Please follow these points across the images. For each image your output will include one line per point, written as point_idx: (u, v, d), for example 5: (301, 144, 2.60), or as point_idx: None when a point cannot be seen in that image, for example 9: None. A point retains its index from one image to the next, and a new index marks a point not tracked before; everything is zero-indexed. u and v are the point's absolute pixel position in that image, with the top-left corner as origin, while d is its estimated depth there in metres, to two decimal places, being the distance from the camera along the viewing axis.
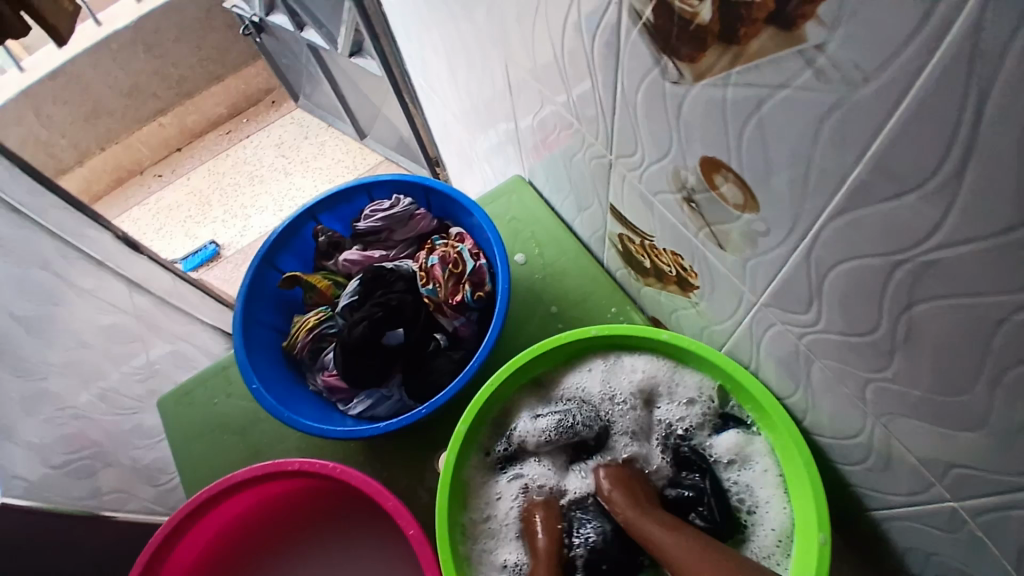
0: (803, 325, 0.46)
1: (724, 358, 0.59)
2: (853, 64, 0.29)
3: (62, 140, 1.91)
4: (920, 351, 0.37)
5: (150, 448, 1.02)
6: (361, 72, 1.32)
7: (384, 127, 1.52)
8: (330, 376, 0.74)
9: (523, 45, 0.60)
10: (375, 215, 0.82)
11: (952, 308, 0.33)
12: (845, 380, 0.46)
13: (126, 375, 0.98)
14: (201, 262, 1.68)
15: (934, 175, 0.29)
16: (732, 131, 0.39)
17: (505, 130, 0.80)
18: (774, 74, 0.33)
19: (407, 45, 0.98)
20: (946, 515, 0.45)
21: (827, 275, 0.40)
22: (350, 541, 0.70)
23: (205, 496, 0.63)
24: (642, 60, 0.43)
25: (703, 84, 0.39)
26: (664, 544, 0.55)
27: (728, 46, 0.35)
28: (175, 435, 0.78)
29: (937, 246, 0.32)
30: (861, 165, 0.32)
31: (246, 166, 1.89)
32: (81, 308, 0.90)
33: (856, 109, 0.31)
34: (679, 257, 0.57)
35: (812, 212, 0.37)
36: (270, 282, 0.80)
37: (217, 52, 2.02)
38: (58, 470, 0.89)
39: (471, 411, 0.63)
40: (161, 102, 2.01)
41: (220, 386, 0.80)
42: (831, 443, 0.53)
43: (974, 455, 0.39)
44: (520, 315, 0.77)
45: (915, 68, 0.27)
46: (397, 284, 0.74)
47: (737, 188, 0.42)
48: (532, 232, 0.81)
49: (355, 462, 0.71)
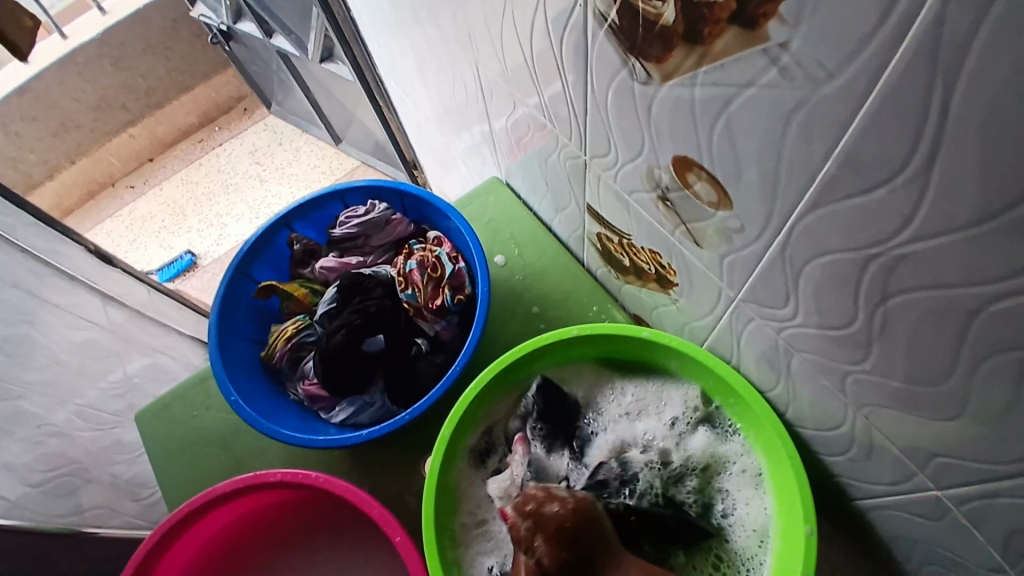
0: (781, 320, 0.46)
1: (705, 353, 0.59)
2: (816, 61, 0.29)
3: (31, 154, 1.87)
4: (896, 342, 0.37)
5: (132, 462, 0.99)
6: (332, 78, 1.31)
7: (359, 130, 1.50)
8: (312, 386, 0.73)
9: (492, 49, 0.59)
10: (351, 221, 0.81)
11: (927, 300, 0.33)
12: (824, 372, 0.46)
13: (104, 393, 0.96)
14: (176, 274, 1.65)
15: (903, 168, 0.29)
16: (702, 130, 0.39)
17: (479, 132, 0.80)
18: (739, 73, 0.33)
19: (378, 49, 0.97)
20: (931, 503, 0.45)
21: (802, 269, 0.40)
22: (339, 550, 0.70)
23: (187, 511, 0.62)
24: (610, 61, 0.43)
25: (671, 85, 0.39)
26: None
27: (693, 46, 0.35)
28: (155, 452, 0.76)
29: (909, 239, 0.32)
30: (831, 161, 0.32)
31: (221, 173, 1.86)
32: (55, 326, 0.89)
33: (822, 105, 0.31)
34: (657, 256, 0.57)
35: (784, 208, 0.37)
36: (246, 293, 0.79)
37: (186, 60, 1.98)
38: (37, 489, 0.90)
39: (455, 417, 0.62)
40: (130, 114, 1.98)
41: (199, 400, 0.79)
42: (814, 434, 0.54)
43: (952, 442, 0.39)
44: (502, 317, 0.76)
45: (878, 63, 0.27)
46: (375, 290, 0.75)
47: (710, 186, 0.42)
48: (512, 232, 0.81)
49: (341, 471, 0.70)
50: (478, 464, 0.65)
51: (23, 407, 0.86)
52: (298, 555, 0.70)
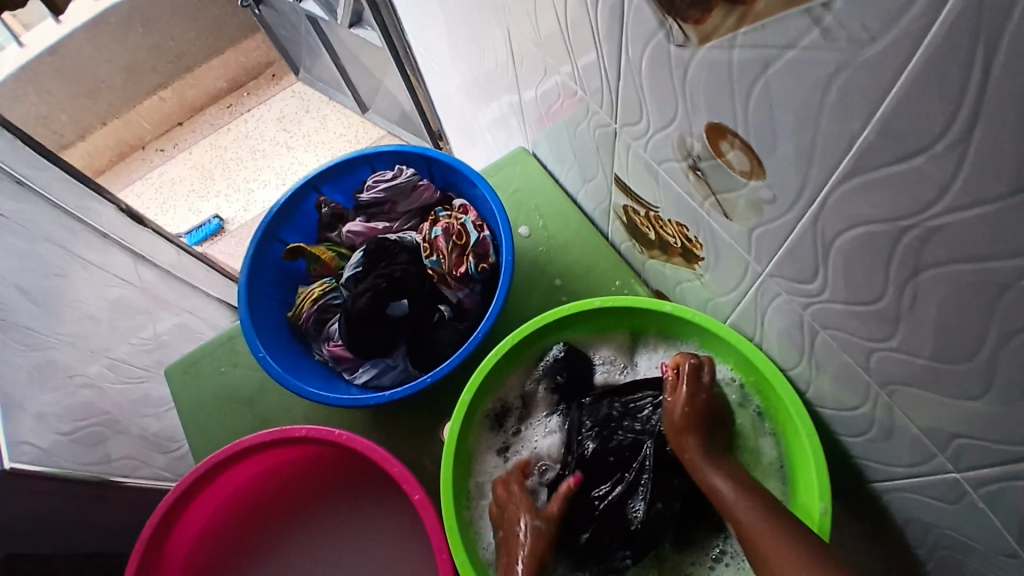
0: (808, 295, 0.46)
1: (728, 329, 0.59)
2: (860, 23, 0.28)
3: (63, 115, 1.90)
4: (924, 318, 0.37)
5: (160, 417, 1.02)
6: (361, 44, 1.30)
7: (386, 99, 1.50)
8: (335, 346, 0.75)
9: (524, 13, 0.59)
10: (377, 186, 0.81)
11: (958, 276, 0.33)
12: (849, 350, 0.46)
13: (134, 346, 0.99)
14: (205, 237, 1.68)
15: (942, 136, 0.29)
16: (739, 95, 0.38)
17: (508, 101, 0.79)
18: (778, 34, 0.33)
19: (408, 14, 0.96)
20: (948, 486, 0.45)
21: (833, 241, 0.39)
22: (359, 507, 0.72)
23: (214, 462, 0.64)
24: (646, 24, 0.42)
25: (708, 47, 0.38)
26: (728, 496, 0.53)
27: (734, 6, 0.34)
28: (183, 404, 0.79)
29: (945, 211, 0.31)
30: (868, 129, 0.32)
31: (249, 140, 1.88)
32: (89, 283, 0.92)
33: (863, 69, 0.30)
34: (684, 229, 0.56)
35: (819, 177, 0.37)
36: (273, 254, 0.80)
37: (216, 24, 1.99)
38: (67, 437, 0.85)
39: (475, 381, 0.63)
40: (160, 77, 1.99)
41: (227, 356, 0.81)
42: (833, 414, 0.53)
43: (976, 424, 0.39)
44: (524, 287, 0.77)
45: (923, 25, 0.26)
46: (400, 255, 0.75)
47: (743, 154, 0.41)
48: (536, 204, 0.81)
49: (360, 431, 0.72)
50: (496, 426, 0.66)
51: (56, 356, 0.86)
52: (321, 504, 0.73)
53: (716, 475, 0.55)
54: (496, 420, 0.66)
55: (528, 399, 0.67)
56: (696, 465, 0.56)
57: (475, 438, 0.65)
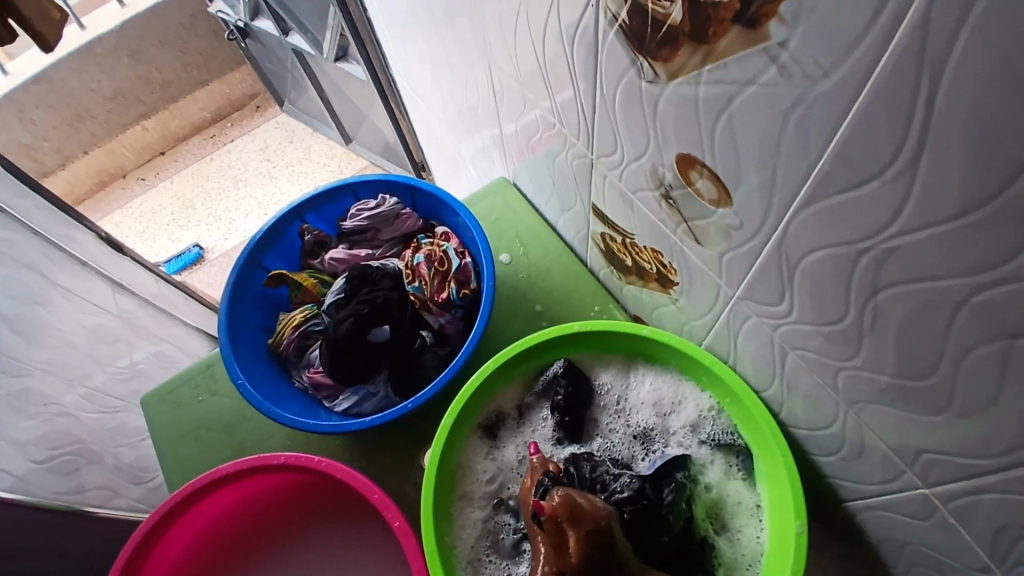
0: (777, 317, 0.47)
1: (703, 351, 0.60)
2: (813, 60, 0.31)
3: (44, 142, 1.89)
4: (886, 337, 0.39)
5: (135, 447, 1.00)
6: (346, 77, 1.33)
7: (370, 131, 1.53)
8: (316, 373, 0.75)
9: (505, 51, 0.61)
10: (361, 214, 0.83)
11: (914, 294, 0.35)
12: (818, 370, 0.47)
13: (110, 375, 0.98)
14: (184, 265, 1.67)
15: (892, 163, 0.31)
16: (705, 127, 0.40)
17: (489, 134, 0.82)
18: (740, 71, 0.35)
19: (392, 50, 0.99)
20: (919, 502, 0.46)
21: (798, 264, 0.41)
22: (340, 541, 0.71)
23: (192, 490, 0.63)
24: (619, 62, 0.44)
25: (676, 83, 0.40)
26: None
27: (698, 45, 0.36)
28: (158, 434, 0.77)
29: (899, 232, 0.33)
30: (825, 158, 0.34)
31: (231, 170, 1.89)
32: (68, 311, 0.91)
33: (817, 102, 0.32)
34: (659, 255, 0.58)
35: (782, 205, 0.39)
36: (255, 281, 0.81)
37: (202, 56, 2.02)
38: (43, 466, 0.86)
39: (457, 406, 0.63)
40: (144, 106, 2.00)
41: (205, 384, 0.80)
42: (807, 434, 0.55)
43: (937, 437, 0.41)
44: (506, 313, 0.78)
45: (869, 62, 0.29)
46: (383, 282, 0.76)
47: (711, 184, 0.44)
48: (517, 232, 0.82)
49: (340, 459, 0.71)
50: (490, 432, 0.67)
51: (33, 385, 0.85)
52: (302, 534, 0.71)
53: None
54: (491, 429, 0.67)
55: (524, 410, 0.68)
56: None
57: (459, 460, 0.65)
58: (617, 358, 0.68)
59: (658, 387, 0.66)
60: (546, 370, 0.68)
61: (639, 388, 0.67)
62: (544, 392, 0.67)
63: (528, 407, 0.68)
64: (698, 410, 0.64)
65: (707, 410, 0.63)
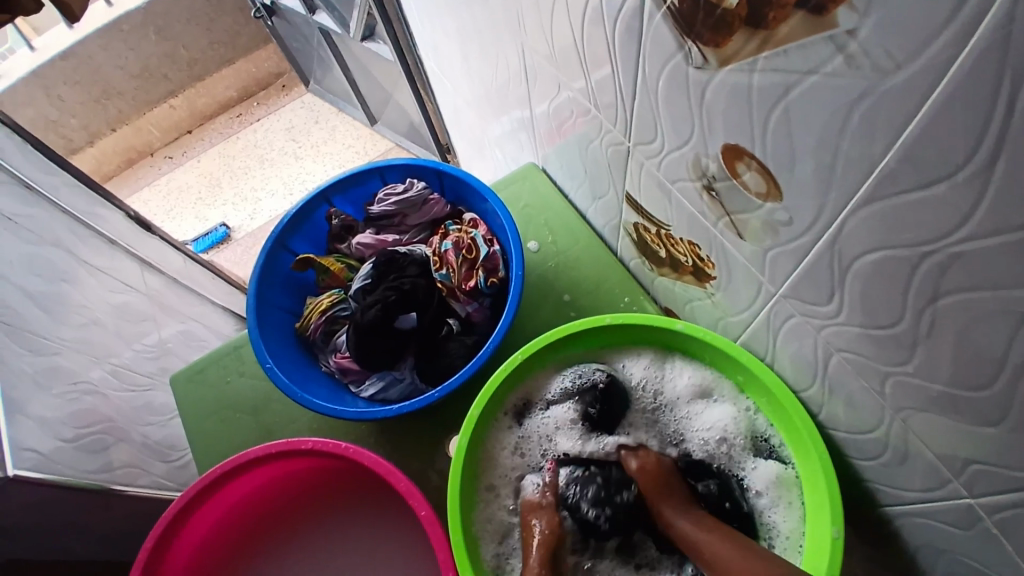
0: (822, 317, 0.46)
1: (739, 348, 0.59)
2: (884, 52, 0.29)
3: (73, 119, 1.91)
4: (941, 344, 0.37)
5: (163, 425, 1.02)
6: (372, 57, 1.31)
7: (396, 112, 1.51)
8: (342, 358, 0.75)
9: (540, 30, 0.59)
10: (388, 199, 0.82)
11: (978, 302, 0.33)
12: (863, 373, 0.45)
13: (137, 353, 0.99)
14: (211, 244, 1.68)
15: (964, 166, 0.29)
16: (758, 118, 0.38)
17: (519, 116, 0.80)
18: (802, 60, 0.33)
19: (421, 29, 0.97)
20: (963, 511, 0.44)
21: (850, 265, 0.39)
22: (364, 525, 0.71)
23: (222, 471, 0.64)
24: (665, 46, 0.42)
25: (728, 70, 0.38)
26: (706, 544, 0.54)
27: (756, 30, 0.34)
28: (186, 413, 0.78)
29: (966, 238, 0.31)
30: (890, 155, 0.32)
31: (257, 149, 1.89)
32: (93, 287, 0.93)
33: (886, 97, 0.30)
34: (696, 248, 0.56)
35: (838, 202, 0.37)
36: (283, 264, 0.80)
37: (228, 34, 2.01)
38: (70, 443, 0.84)
39: (484, 397, 0.63)
40: (171, 84, 2.01)
41: (233, 365, 0.81)
42: (846, 437, 0.53)
43: (991, 450, 0.39)
44: (534, 301, 0.76)
45: (947, 56, 0.26)
46: (410, 268, 0.75)
47: (760, 177, 0.42)
48: (546, 219, 0.81)
49: (365, 443, 0.72)
50: (517, 424, 0.67)
51: (61, 362, 0.85)
52: (326, 516, 0.72)
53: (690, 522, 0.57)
54: (519, 420, 0.67)
55: (551, 404, 0.67)
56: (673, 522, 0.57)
57: (485, 451, 0.65)
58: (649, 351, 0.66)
59: (692, 385, 0.64)
60: (578, 366, 0.67)
61: (674, 382, 0.65)
62: (574, 390, 0.66)
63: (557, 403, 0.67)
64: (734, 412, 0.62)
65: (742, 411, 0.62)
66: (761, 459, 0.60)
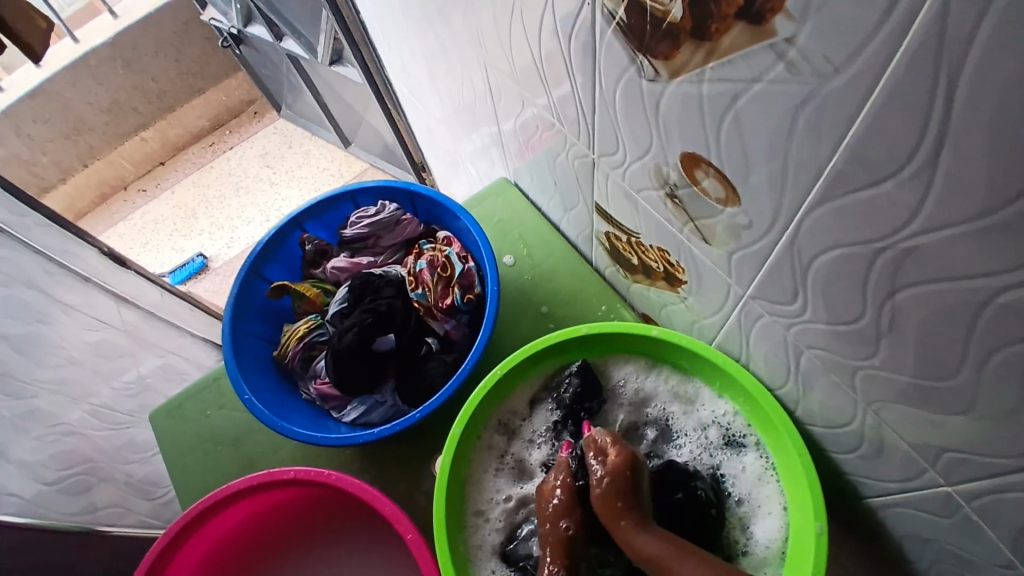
0: (790, 317, 0.46)
1: (714, 351, 0.59)
2: (824, 56, 0.29)
3: (44, 157, 1.89)
4: (904, 337, 0.38)
5: (145, 462, 1.00)
6: (342, 80, 1.32)
7: (368, 133, 1.51)
8: (322, 384, 0.74)
9: (500, 48, 0.60)
10: (361, 221, 0.82)
11: (933, 293, 0.33)
12: (833, 370, 0.46)
13: (116, 391, 0.97)
14: (188, 275, 1.67)
15: (909, 162, 0.30)
16: (711, 126, 0.39)
17: (487, 133, 0.81)
18: (746, 68, 0.34)
19: (387, 51, 0.98)
20: (941, 499, 0.45)
21: (810, 264, 0.40)
22: (354, 551, 0.70)
23: (203, 507, 0.63)
24: (618, 60, 0.43)
25: (679, 81, 0.39)
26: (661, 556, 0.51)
27: (701, 42, 0.35)
28: (166, 450, 0.77)
29: (918, 231, 0.32)
30: (838, 156, 0.33)
31: (232, 177, 1.88)
32: (69, 327, 0.90)
33: (829, 99, 0.31)
34: (666, 254, 0.57)
35: (793, 204, 0.38)
36: (258, 292, 0.80)
37: (198, 64, 2.01)
38: (52, 487, 0.88)
39: (466, 414, 0.63)
40: (141, 117, 2.00)
41: (212, 398, 0.80)
42: (823, 432, 0.53)
43: (962, 439, 0.39)
44: (512, 316, 0.77)
45: (885, 56, 0.27)
46: (386, 290, 0.75)
47: (718, 183, 0.42)
48: (521, 233, 0.81)
49: (350, 469, 0.71)
50: (500, 441, 0.66)
51: (39, 405, 0.86)
52: (315, 545, 0.71)
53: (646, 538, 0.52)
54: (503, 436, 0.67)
55: (534, 412, 0.67)
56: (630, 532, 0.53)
57: (470, 468, 0.64)
58: (632, 357, 0.67)
59: (675, 389, 0.65)
60: (557, 371, 0.67)
61: (655, 383, 0.66)
62: (555, 389, 0.67)
63: (537, 403, 0.67)
64: (710, 408, 0.63)
65: (720, 415, 0.62)
66: (741, 459, 0.60)
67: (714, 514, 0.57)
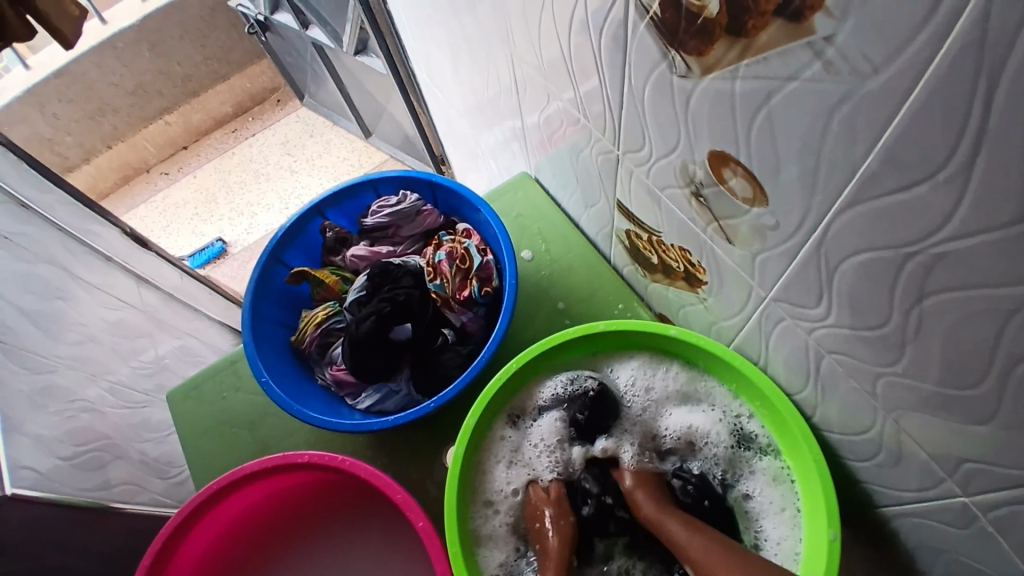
0: (812, 320, 0.46)
1: (732, 353, 0.59)
2: (862, 55, 0.29)
3: (69, 137, 1.92)
4: (930, 345, 0.37)
5: (160, 441, 1.02)
6: (365, 70, 1.32)
7: (390, 124, 1.52)
8: (338, 371, 0.75)
9: (528, 41, 0.60)
10: (381, 211, 0.82)
11: (962, 302, 0.33)
12: (854, 375, 0.46)
13: (134, 369, 0.99)
14: (207, 259, 1.69)
15: (944, 166, 0.29)
16: (741, 123, 0.39)
17: (510, 127, 0.81)
18: (782, 66, 0.33)
19: (412, 42, 0.98)
20: (957, 511, 0.45)
21: (837, 267, 0.40)
22: (365, 536, 0.71)
23: (216, 488, 0.63)
24: (650, 55, 0.43)
25: (711, 77, 0.39)
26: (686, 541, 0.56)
27: (736, 38, 0.35)
28: (181, 430, 0.78)
29: (949, 237, 0.31)
30: (871, 157, 0.32)
31: (252, 163, 1.90)
32: (87, 304, 0.92)
33: (866, 99, 0.30)
34: (687, 253, 0.57)
35: (822, 206, 0.37)
36: (277, 278, 0.81)
37: (222, 50, 2.03)
38: (68, 462, 0.84)
39: (480, 405, 0.63)
40: (165, 101, 2.02)
41: (228, 381, 0.81)
42: (840, 438, 0.53)
43: (983, 449, 0.39)
44: (527, 311, 0.77)
45: (926, 57, 0.27)
46: (404, 280, 0.76)
47: (746, 182, 0.42)
48: (540, 228, 0.81)
49: (362, 455, 0.72)
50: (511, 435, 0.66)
51: (57, 380, 0.85)
52: (328, 528, 0.72)
53: (672, 521, 0.58)
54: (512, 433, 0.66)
55: (543, 411, 0.67)
56: (653, 514, 0.60)
57: (480, 461, 0.64)
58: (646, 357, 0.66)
59: (686, 391, 0.65)
60: (570, 373, 0.67)
61: (664, 386, 0.65)
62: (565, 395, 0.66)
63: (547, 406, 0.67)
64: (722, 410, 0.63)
65: (735, 414, 0.62)
66: (751, 463, 0.61)
67: (707, 504, 0.61)
